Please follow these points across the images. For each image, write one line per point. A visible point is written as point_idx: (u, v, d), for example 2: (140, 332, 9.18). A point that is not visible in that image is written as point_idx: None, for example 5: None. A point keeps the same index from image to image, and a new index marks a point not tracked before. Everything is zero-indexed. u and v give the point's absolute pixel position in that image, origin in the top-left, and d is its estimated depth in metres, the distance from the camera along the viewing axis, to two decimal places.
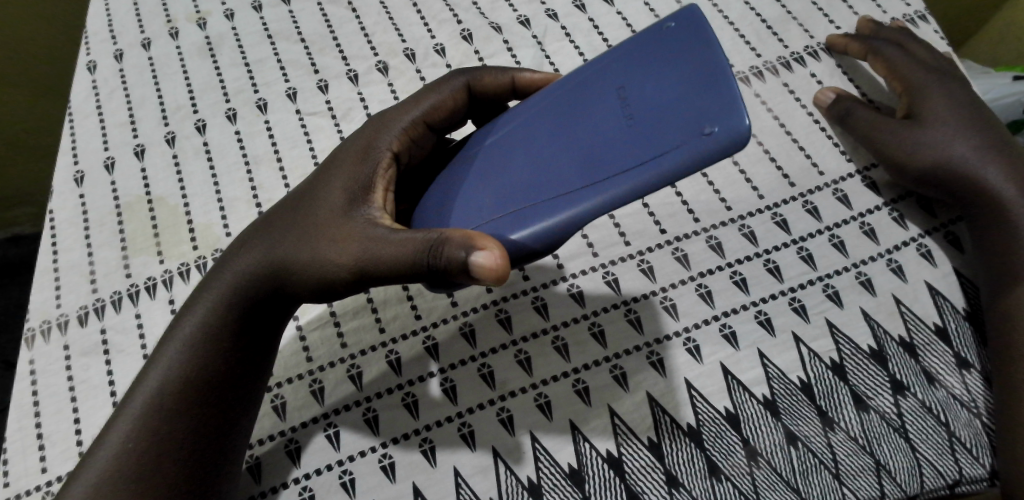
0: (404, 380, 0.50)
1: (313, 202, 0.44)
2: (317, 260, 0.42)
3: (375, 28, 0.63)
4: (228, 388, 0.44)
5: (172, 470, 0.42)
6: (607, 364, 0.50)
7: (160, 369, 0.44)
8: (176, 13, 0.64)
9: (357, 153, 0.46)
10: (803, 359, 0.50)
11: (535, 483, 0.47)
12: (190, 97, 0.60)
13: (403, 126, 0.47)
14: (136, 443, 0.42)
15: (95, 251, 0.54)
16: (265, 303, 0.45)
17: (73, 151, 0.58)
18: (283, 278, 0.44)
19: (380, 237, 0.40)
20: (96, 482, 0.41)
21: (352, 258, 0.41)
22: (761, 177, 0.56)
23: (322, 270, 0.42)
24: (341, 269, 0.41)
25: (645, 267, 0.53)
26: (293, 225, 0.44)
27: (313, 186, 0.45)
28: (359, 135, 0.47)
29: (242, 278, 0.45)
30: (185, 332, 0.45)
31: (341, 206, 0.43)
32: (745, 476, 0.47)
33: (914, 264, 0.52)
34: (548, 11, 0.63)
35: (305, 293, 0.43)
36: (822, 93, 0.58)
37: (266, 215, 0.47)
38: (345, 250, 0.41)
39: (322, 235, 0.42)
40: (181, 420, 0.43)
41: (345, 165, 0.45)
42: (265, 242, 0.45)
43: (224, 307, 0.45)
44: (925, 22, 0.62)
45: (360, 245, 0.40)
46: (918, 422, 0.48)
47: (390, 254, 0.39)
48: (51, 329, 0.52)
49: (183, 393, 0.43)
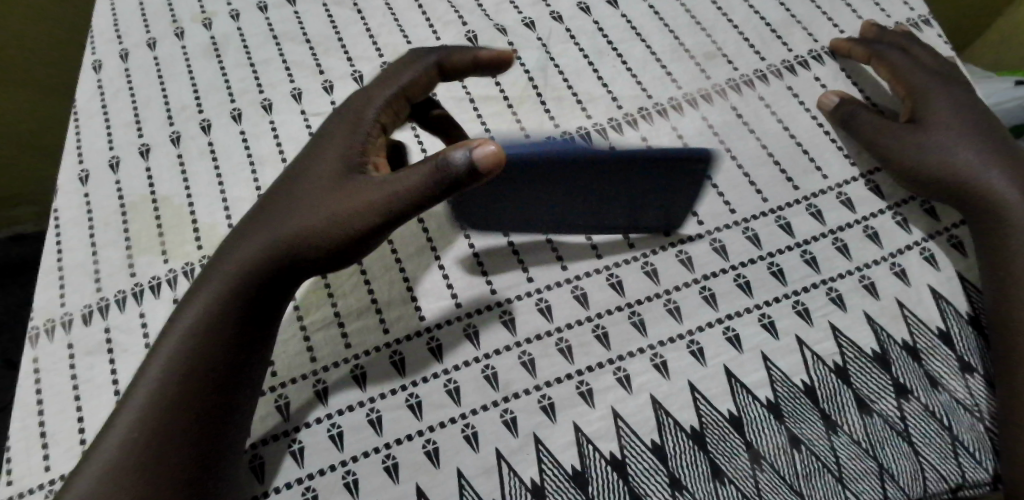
0: (408, 380, 0.50)
1: (315, 177, 0.46)
2: (328, 223, 0.44)
3: (380, 29, 0.63)
4: (236, 365, 0.44)
5: (179, 459, 0.41)
6: (610, 366, 0.50)
7: (159, 363, 0.43)
8: (182, 13, 0.64)
9: (347, 128, 0.47)
10: (806, 361, 0.50)
11: (538, 485, 0.47)
12: (195, 97, 0.60)
13: (388, 96, 0.48)
14: (138, 438, 0.41)
15: (99, 250, 0.54)
16: (272, 276, 0.45)
17: (78, 151, 0.58)
18: (292, 248, 0.44)
19: (387, 185, 0.43)
20: (103, 475, 0.41)
21: (369, 212, 0.43)
22: (764, 180, 0.56)
23: (334, 231, 0.44)
24: (356, 225, 0.43)
25: (648, 269, 0.53)
26: (296, 203, 0.45)
27: (307, 165, 0.47)
28: (343, 112, 0.49)
29: (248, 254, 0.45)
30: (184, 323, 0.44)
31: (343, 174, 0.45)
32: (748, 478, 0.47)
33: (916, 267, 0.52)
34: (552, 13, 0.64)
35: (315, 259, 0.45)
36: (825, 96, 0.58)
37: (261, 205, 0.48)
38: (361, 207, 0.43)
39: (330, 200, 0.44)
40: (188, 401, 0.42)
41: (337, 141, 0.47)
42: (269, 226, 0.45)
43: (228, 287, 0.45)
44: (928, 27, 0.62)
45: (370, 199, 0.43)
46: (920, 425, 0.48)
47: (400, 195, 0.42)
48: (56, 327, 0.52)
49: (187, 374, 0.43)
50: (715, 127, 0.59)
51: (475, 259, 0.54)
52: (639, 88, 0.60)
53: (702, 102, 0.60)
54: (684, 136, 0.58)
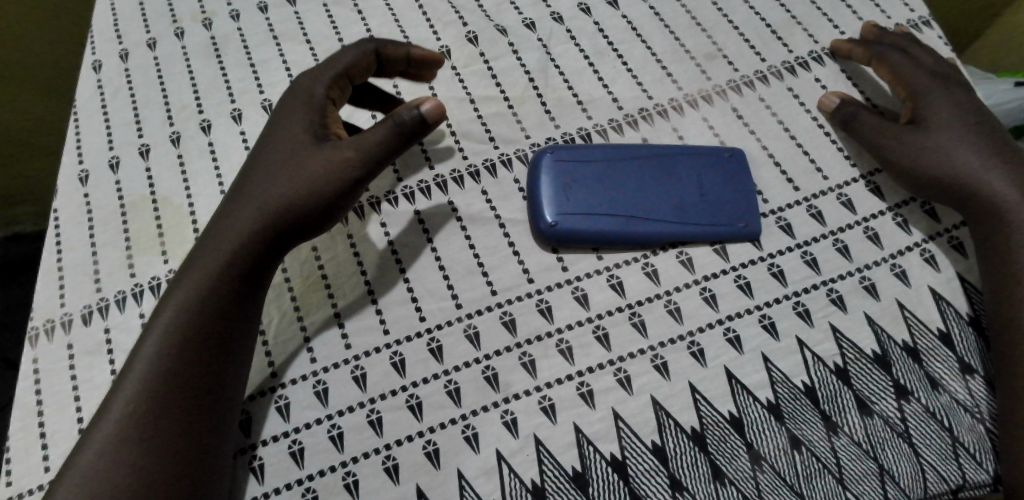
0: (408, 381, 0.50)
1: (284, 151, 0.49)
2: (308, 186, 0.47)
3: (380, 29, 0.63)
4: (226, 332, 0.45)
5: (177, 450, 0.42)
6: (611, 367, 0.50)
7: (151, 340, 0.44)
8: (181, 13, 0.64)
9: (302, 108, 0.50)
10: (806, 362, 0.50)
11: (538, 486, 0.47)
12: (195, 97, 0.60)
13: (334, 75, 0.51)
14: (131, 420, 0.41)
15: (99, 251, 0.54)
16: (259, 245, 0.47)
17: (77, 151, 0.58)
18: (278, 216, 0.47)
19: (355, 147, 0.47)
20: (103, 452, 0.41)
21: (346, 170, 0.47)
22: (765, 181, 0.56)
23: (315, 194, 0.47)
24: (335, 185, 0.47)
25: (649, 270, 0.53)
26: (268, 179, 0.48)
27: (272, 144, 0.49)
28: (292, 96, 0.52)
29: (234, 227, 0.47)
30: (168, 310, 0.45)
31: (313, 147, 0.48)
32: (748, 479, 0.47)
33: (917, 269, 0.52)
34: (553, 13, 0.64)
35: (299, 223, 0.48)
36: (827, 97, 0.57)
37: (230, 192, 0.49)
38: (338, 168, 0.47)
39: (306, 167, 0.47)
40: (183, 371, 0.43)
41: (294, 120, 0.50)
42: (246, 203, 0.48)
43: (217, 261, 0.46)
44: (929, 28, 0.62)
45: (343, 161, 0.47)
46: (921, 427, 0.48)
47: (371, 153, 0.47)
48: (55, 328, 0.51)
49: (182, 347, 0.44)
50: (716, 128, 0.59)
51: (476, 260, 0.54)
52: (640, 89, 0.60)
53: (703, 104, 0.60)
54: (685, 137, 0.58)
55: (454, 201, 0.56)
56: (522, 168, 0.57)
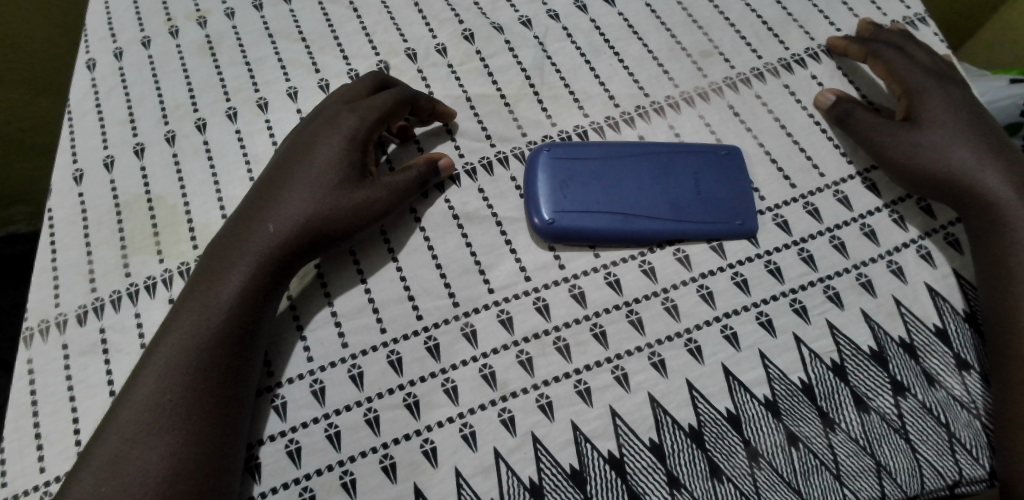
0: (405, 380, 0.49)
1: (320, 173, 0.50)
2: (338, 217, 0.49)
3: (376, 27, 0.62)
4: (245, 341, 0.46)
5: (188, 454, 0.42)
6: (608, 365, 0.50)
7: (174, 344, 0.45)
8: (176, 11, 0.63)
9: (339, 136, 0.51)
10: (804, 359, 0.50)
11: (536, 484, 0.47)
12: (190, 96, 0.60)
13: (377, 116, 0.53)
14: (151, 419, 0.42)
15: (93, 251, 0.54)
16: (284, 265, 0.48)
17: (72, 151, 0.58)
18: (306, 239, 0.49)
19: (384, 189, 0.51)
20: (122, 448, 0.42)
21: (372, 208, 0.50)
22: (762, 178, 0.56)
23: (342, 225, 0.49)
24: (359, 220, 0.50)
25: (646, 268, 0.53)
26: (290, 205, 0.49)
27: (308, 163, 0.50)
28: (330, 121, 0.52)
29: (262, 241, 0.48)
30: (187, 322, 0.45)
31: (349, 178, 0.50)
32: (746, 477, 0.47)
33: (913, 265, 0.52)
34: (549, 11, 0.63)
35: (319, 246, 0.50)
36: (822, 95, 0.58)
37: (247, 207, 0.50)
38: (363, 207, 0.50)
39: (339, 197, 0.49)
40: (203, 378, 0.44)
41: (321, 149, 0.51)
42: (271, 224, 0.48)
43: (245, 273, 0.47)
44: (925, 24, 0.62)
45: (372, 199, 0.50)
46: (918, 423, 0.48)
47: (394, 196, 0.51)
48: (49, 328, 0.51)
49: (203, 352, 0.44)
50: (712, 125, 0.59)
51: (473, 258, 0.53)
52: (637, 87, 0.60)
53: (699, 101, 0.60)
54: (682, 135, 0.58)
55: (450, 199, 0.56)
56: (519, 166, 0.57)
